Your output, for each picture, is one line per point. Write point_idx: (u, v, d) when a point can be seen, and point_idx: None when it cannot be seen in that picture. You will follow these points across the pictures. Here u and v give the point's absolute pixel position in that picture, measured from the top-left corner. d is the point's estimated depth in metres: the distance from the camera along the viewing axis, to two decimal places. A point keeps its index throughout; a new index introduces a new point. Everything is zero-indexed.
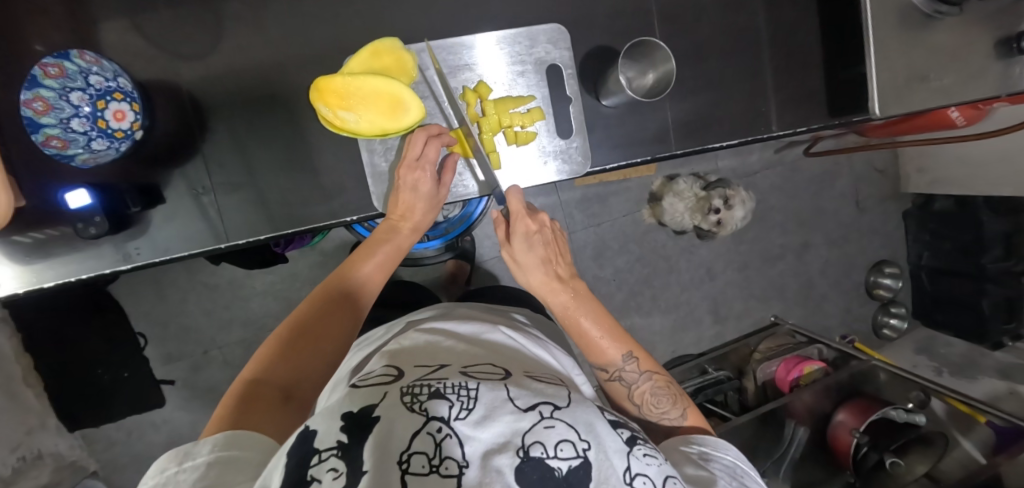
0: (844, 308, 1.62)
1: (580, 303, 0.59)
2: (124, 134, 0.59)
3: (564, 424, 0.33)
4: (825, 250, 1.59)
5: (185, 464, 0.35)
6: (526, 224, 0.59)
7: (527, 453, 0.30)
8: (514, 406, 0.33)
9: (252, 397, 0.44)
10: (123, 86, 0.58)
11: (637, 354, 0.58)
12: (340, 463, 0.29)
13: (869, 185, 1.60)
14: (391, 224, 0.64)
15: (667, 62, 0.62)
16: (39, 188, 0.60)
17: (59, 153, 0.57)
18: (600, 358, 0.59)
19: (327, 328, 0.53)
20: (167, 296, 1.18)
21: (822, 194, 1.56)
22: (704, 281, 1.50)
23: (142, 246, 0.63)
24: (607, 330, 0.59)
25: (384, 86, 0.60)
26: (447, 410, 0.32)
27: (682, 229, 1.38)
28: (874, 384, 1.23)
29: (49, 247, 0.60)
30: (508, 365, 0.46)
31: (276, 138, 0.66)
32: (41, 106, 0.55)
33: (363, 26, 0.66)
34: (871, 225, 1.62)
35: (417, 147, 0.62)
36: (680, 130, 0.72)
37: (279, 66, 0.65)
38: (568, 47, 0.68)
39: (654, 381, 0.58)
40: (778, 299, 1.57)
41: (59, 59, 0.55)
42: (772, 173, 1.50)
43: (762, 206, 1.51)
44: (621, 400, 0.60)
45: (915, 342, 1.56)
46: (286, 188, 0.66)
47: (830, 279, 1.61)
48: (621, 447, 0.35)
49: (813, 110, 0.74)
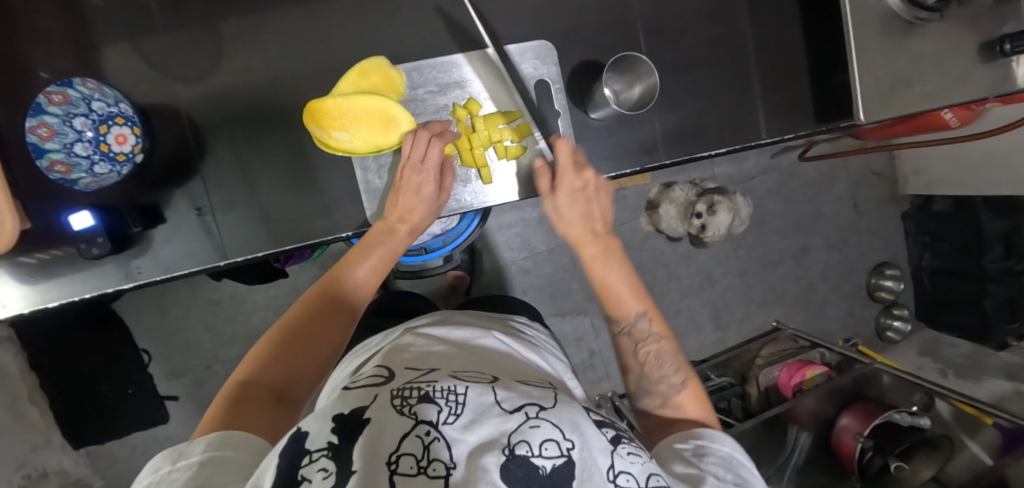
0: (846, 311, 1.61)
1: (610, 255, 0.62)
2: (126, 157, 0.60)
3: (549, 424, 0.34)
4: (825, 253, 1.59)
5: (178, 463, 0.36)
6: (571, 179, 0.63)
7: (512, 451, 0.31)
8: (500, 409, 0.34)
9: (242, 398, 0.44)
10: (125, 111, 0.60)
11: (652, 315, 0.59)
12: (331, 463, 0.30)
13: (866, 187, 1.60)
14: (387, 226, 0.63)
15: (650, 76, 0.63)
16: (43, 210, 0.61)
17: (63, 178, 0.59)
18: (617, 306, 0.60)
19: (320, 329, 0.53)
20: (170, 312, 1.19)
21: (819, 197, 1.56)
22: (704, 287, 1.50)
23: (144, 265, 0.64)
24: (629, 283, 0.61)
25: (374, 103, 0.62)
26: (436, 414, 0.33)
27: (676, 236, 1.42)
28: (878, 387, 1.22)
29: (54, 268, 0.62)
30: (499, 369, 0.46)
31: (272, 157, 0.67)
32: (46, 132, 0.57)
33: (356, 46, 0.68)
34: (870, 227, 1.62)
35: (420, 146, 0.61)
36: (670, 138, 0.73)
37: (275, 86, 0.67)
38: (555, 63, 0.70)
39: (660, 342, 0.57)
40: (778, 303, 1.56)
41: (63, 87, 0.57)
42: (768, 178, 1.51)
43: (759, 210, 1.52)
44: (625, 356, 0.59)
45: (918, 344, 1.56)
46: (283, 205, 0.67)
47: (830, 282, 1.60)
48: (605, 445, 0.34)
49: (801, 116, 0.75)
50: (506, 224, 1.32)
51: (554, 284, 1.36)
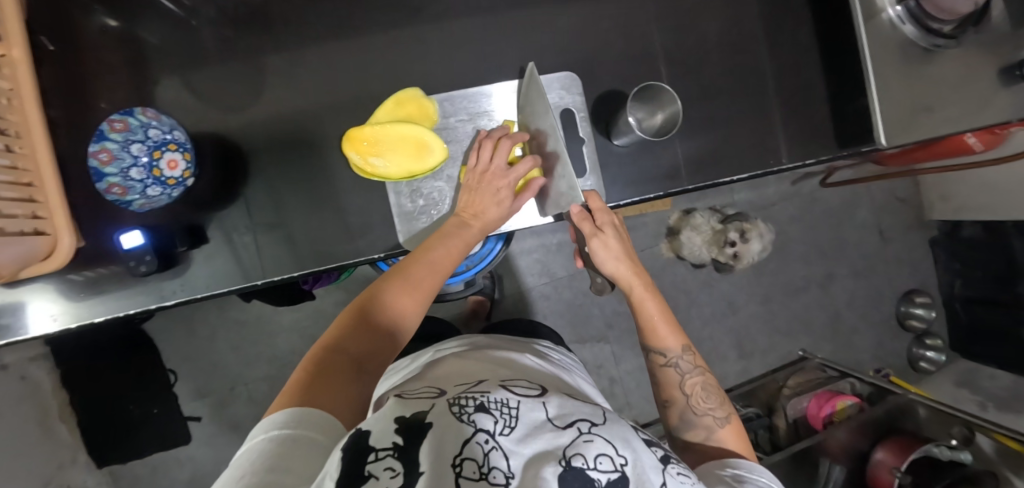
0: (875, 341, 1.56)
1: (655, 294, 0.61)
2: (176, 181, 0.64)
3: (602, 439, 0.34)
4: (851, 281, 1.56)
5: (269, 433, 0.37)
6: (609, 217, 0.63)
7: (569, 463, 0.31)
8: (553, 425, 0.35)
9: (328, 366, 0.46)
10: (177, 138, 0.64)
11: (693, 348, 0.60)
12: (397, 464, 0.30)
13: (891, 214, 1.58)
14: (460, 220, 0.64)
15: (673, 103, 0.66)
16: (96, 230, 0.65)
17: (119, 199, 0.63)
18: (664, 341, 0.59)
19: (397, 309, 0.54)
20: (198, 333, 1.22)
21: (842, 224, 1.54)
22: (727, 314, 1.48)
23: (184, 284, 0.67)
24: (673, 319, 0.60)
25: (408, 131, 0.65)
26: (492, 424, 0.33)
27: (701, 262, 1.39)
28: (914, 420, 1.17)
29: (101, 284, 0.65)
30: (542, 384, 0.47)
31: (308, 181, 0.71)
32: (106, 158, 0.61)
33: (389, 77, 0.72)
34: (897, 255, 1.58)
35: (485, 152, 0.66)
36: (690, 163, 0.74)
37: (313, 115, 0.71)
38: (580, 92, 0.72)
39: (704, 378, 0.58)
40: (804, 332, 1.52)
41: (124, 116, 0.62)
42: (789, 204, 1.50)
43: (780, 237, 1.50)
44: (669, 388, 0.59)
45: (955, 376, 1.49)
46: (318, 227, 0.70)
47: (858, 311, 1.56)
48: (656, 463, 0.35)
49: (822, 143, 0.76)
50: (526, 249, 1.33)
51: (574, 310, 1.36)
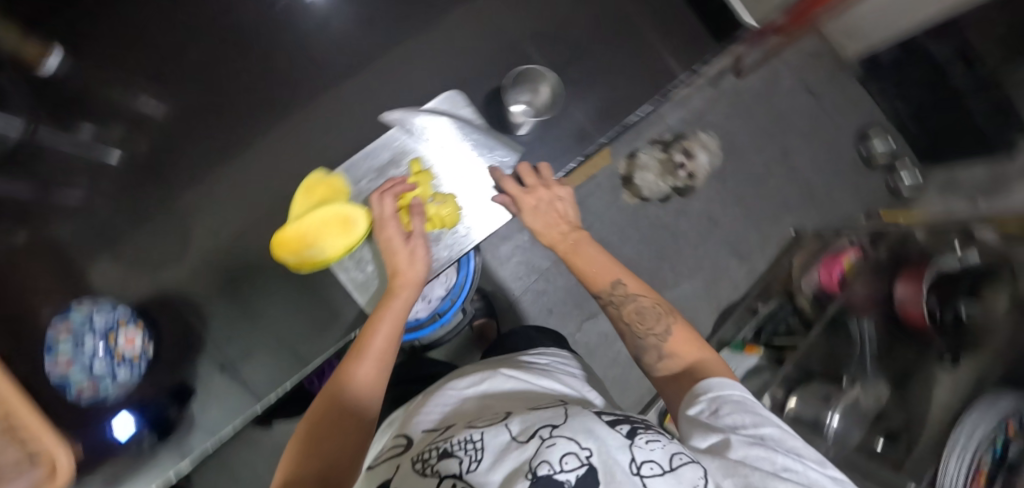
0: (852, 190, 1.60)
1: (582, 253, 0.66)
2: (140, 354, 0.65)
3: (564, 439, 0.35)
4: (806, 148, 1.59)
5: None
6: (543, 193, 0.68)
7: (536, 474, 0.32)
8: (516, 443, 0.36)
9: None
10: (124, 314, 0.65)
11: (626, 279, 0.63)
12: None
13: (811, 72, 1.62)
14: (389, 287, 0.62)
15: (548, 76, 0.73)
16: (89, 432, 0.65)
17: (93, 396, 0.63)
18: (600, 283, 0.63)
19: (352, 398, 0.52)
20: (240, 475, 1.22)
21: (774, 101, 1.58)
22: (712, 229, 1.50)
23: (192, 442, 0.67)
24: (602, 264, 0.64)
25: (328, 213, 0.66)
26: (458, 464, 0.35)
27: (664, 196, 1.46)
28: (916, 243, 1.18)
29: (116, 477, 0.65)
30: (513, 406, 0.48)
31: (264, 292, 0.71)
32: (64, 364, 0.62)
33: (298, 167, 0.74)
34: (834, 105, 1.62)
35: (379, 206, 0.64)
36: (599, 115, 0.76)
37: (245, 233, 0.72)
38: (467, 104, 0.74)
39: (646, 301, 0.61)
40: (787, 211, 1.55)
41: (65, 318, 0.63)
42: (718, 106, 1.53)
43: (726, 138, 1.53)
44: (618, 322, 0.61)
45: (937, 186, 1.52)
46: (291, 328, 0.71)
47: (824, 172, 1.60)
48: (622, 442, 0.36)
49: (700, 47, 0.80)
50: (505, 256, 1.35)
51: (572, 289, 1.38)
